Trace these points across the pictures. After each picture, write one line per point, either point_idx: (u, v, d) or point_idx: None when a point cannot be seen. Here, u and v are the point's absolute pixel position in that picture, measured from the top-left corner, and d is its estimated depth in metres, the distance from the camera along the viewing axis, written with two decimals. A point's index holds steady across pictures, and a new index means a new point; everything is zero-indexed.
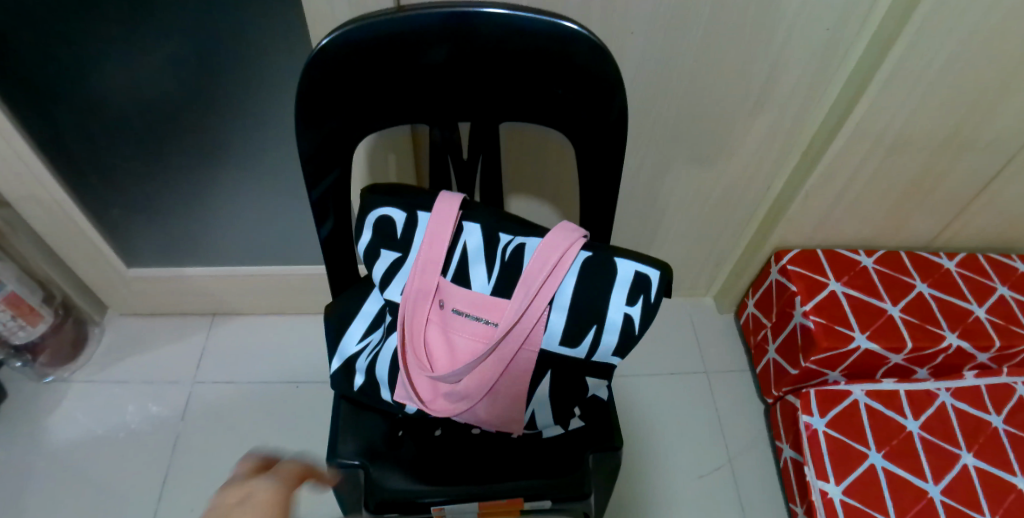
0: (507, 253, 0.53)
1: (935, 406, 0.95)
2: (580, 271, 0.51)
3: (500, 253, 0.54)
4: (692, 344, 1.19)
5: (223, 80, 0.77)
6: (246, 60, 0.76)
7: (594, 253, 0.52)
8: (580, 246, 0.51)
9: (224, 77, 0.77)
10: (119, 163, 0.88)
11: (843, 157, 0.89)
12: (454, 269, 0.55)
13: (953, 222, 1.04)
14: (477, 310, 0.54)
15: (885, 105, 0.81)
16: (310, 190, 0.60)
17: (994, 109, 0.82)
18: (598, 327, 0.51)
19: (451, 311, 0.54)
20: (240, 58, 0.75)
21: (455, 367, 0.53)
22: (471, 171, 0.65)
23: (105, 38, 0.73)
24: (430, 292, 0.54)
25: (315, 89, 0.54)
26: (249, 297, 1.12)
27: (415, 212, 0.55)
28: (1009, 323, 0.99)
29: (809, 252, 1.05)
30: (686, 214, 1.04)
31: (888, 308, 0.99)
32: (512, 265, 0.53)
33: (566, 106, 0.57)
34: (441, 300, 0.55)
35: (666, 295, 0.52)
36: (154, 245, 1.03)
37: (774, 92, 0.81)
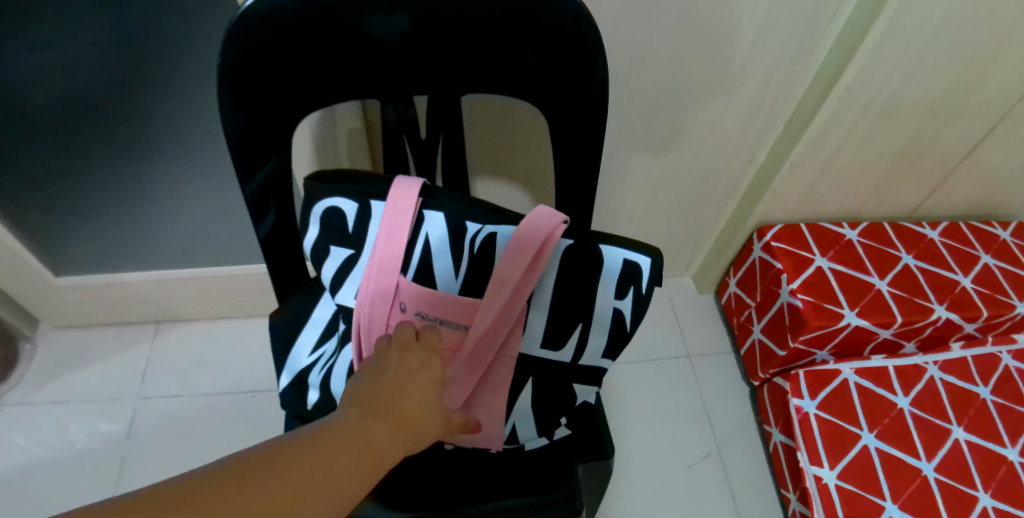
0: (475, 245, 0.47)
1: (924, 380, 0.93)
2: (560, 262, 0.45)
3: (467, 246, 0.47)
4: (673, 328, 1.15)
5: (147, 60, 0.67)
6: (170, 35, 0.66)
7: (576, 241, 0.45)
8: (561, 233, 0.44)
9: (148, 55, 0.67)
10: (34, 163, 0.77)
11: (831, 125, 0.84)
12: (415, 266, 0.49)
13: (936, 191, 1.01)
14: (442, 312, 0.49)
15: (877, 68, 0.76)
16: (244, 184, 0.52)
17: (986, 70, 0.78)
18: (585, 326, 0.47)
19: (414, 315, 0.49)
20: (164, 32, 0.65)
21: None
22: (432, 153, 0.58)
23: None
24: (388, 296, 0.48)
25: (240, 64, 0.46)
26: (196, 301, 1.03)
27: (367, 201, 0.48)
28: (995, 293, 0.96)
29: (793, 228, 1.01)
30: (664, 193, 0.98)
31: (876, 283, 0.95)
32: (482, 258, 0.47)
33: (540, 79, 0.50)
34: (402, 302, 0.49)
35: (659, 284, 0.47)
36: (85, 251, 0.93)
37: (761, 58, 0.75)
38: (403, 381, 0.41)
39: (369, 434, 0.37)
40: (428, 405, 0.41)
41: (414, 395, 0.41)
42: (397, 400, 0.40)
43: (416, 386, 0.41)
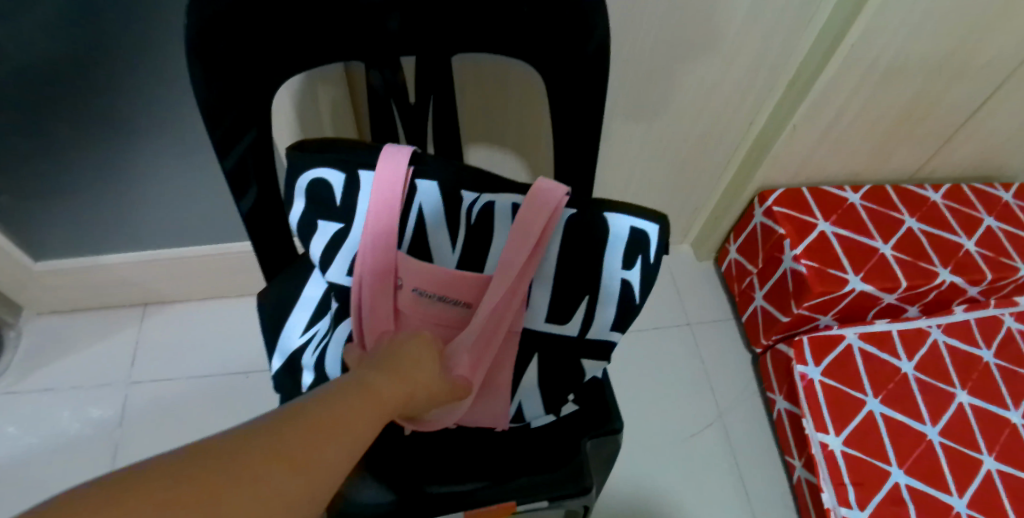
0: (472, 215, 0.45)
1: (927, 344, 0.92)
2: (564, 232, 0.43)
3: (464, 215, 0.45)
4: (673, 297, 1.13)
5: (108, 26, 0.63)
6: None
7: (580, 210, 0.43)
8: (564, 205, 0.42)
9: (110, 20, 0.62)
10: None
11: (837, 85, 0.81)
12: (411, 238, 0.46)
13: (939, 152, 0.99)
14: (442, 290, 0.46)
15: (885, 24, 0.73)
16: (221, 157, 0.49)
17: (998, 24, 0.75)
18: (591, 298, 0.45)
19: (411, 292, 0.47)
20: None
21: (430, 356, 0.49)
22: (422, 120, 0.54)
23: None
24: (389, 274, 0.46)
25: (212, 21, 0.42)
26: (183, 282, 1.01)
27: (356, 171, 0.44)
28: (998, 255, 0.95)
29: (795, 192, 0.98)
30: (662, 157, 0.95)
31: (880, 247, 0.93)
32: (480, 228, 0.45)
33: (536, 36, 0.47)
34: (399, 279, 0.47)
35: (666, 252, 0.45)
36: (60, 233, 0.89)
37: (764, 13, 0.71)
38: (402, 349, 0.41)
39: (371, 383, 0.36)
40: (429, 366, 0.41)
41: (414, 358, 0.41)
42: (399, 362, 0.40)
43: (418, 352, 0.42)
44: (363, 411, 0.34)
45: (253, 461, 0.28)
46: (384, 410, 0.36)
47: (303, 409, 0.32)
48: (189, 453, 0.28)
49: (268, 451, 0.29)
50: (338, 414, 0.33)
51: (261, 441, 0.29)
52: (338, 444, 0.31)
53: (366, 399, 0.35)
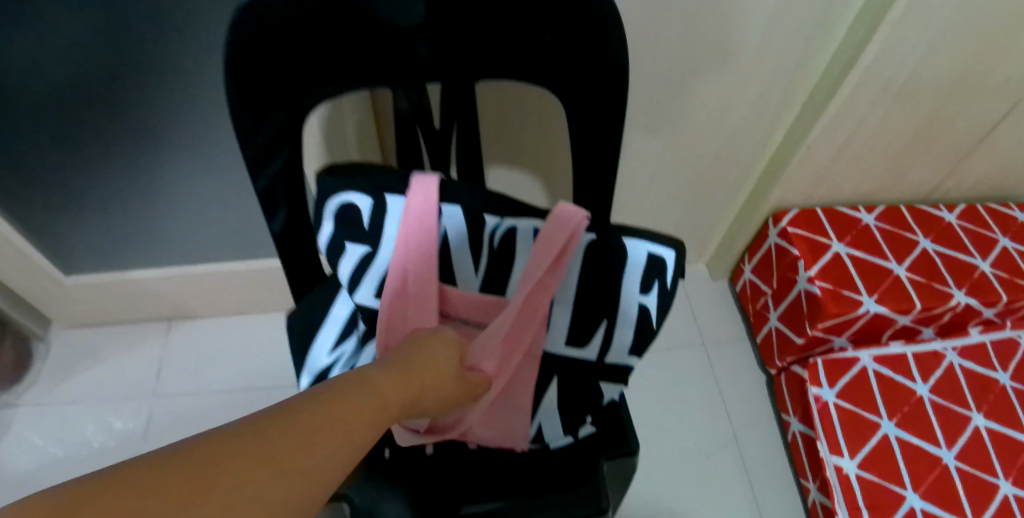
0: (494, 239, 0.46)
1: (943, 367, 0.92)
2: (583, 256, 0.44)
3: (486, 240, 0.47)
4: (687, 316, 1.13)
5: (146, 50, 0.66)
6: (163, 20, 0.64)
7: (598, 236, 0.44)
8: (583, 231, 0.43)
9: (144, 39, 0.65)
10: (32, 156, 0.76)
11: (849, 106, 0.82)
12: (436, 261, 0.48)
13: (953, 172, 0.99)
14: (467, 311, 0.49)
15: (897, 47, 0.74)
16: (255, 179, 0.51)
17: (1008, 46, 0.76)
18: (609, 321, 0.46)
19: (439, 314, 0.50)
20: (162, 19, 0.64)
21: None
22: (445, 144, 0.56)
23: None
24: (417, 301, 0.47)
25: (250, 52, 0.44)
26: (208, 297, 1.03)
27: (383, 195, 0.46)
28: (1014, 276, 0.95)
29: (809, 213, 0.99)
30: (676, 178, 0.97)
31: (895, 268, 0.94)
32: (501, 252, 0.47)
33: (557, 63, 0.49)
34: None
35: (682, 277, 0.46)
36: (91, 248, 0.92)
37: (778, 35, 0.73)
38: (423, 347, 0.39)
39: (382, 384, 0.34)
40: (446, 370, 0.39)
41: (433, 359, 0.39)
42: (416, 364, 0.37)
43: (439, 354, 0.39)
44: (367, 414, 0.32)
45: (235, 464, 0.26)
46: (390, 411, 0.33)
47: (302, 408, 0.30)
48: (167, 460, 0.25)
49: (254, 453, 0.26)
50: (337, 414, 0.30)
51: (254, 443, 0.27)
52: (331, 450, 0.29)
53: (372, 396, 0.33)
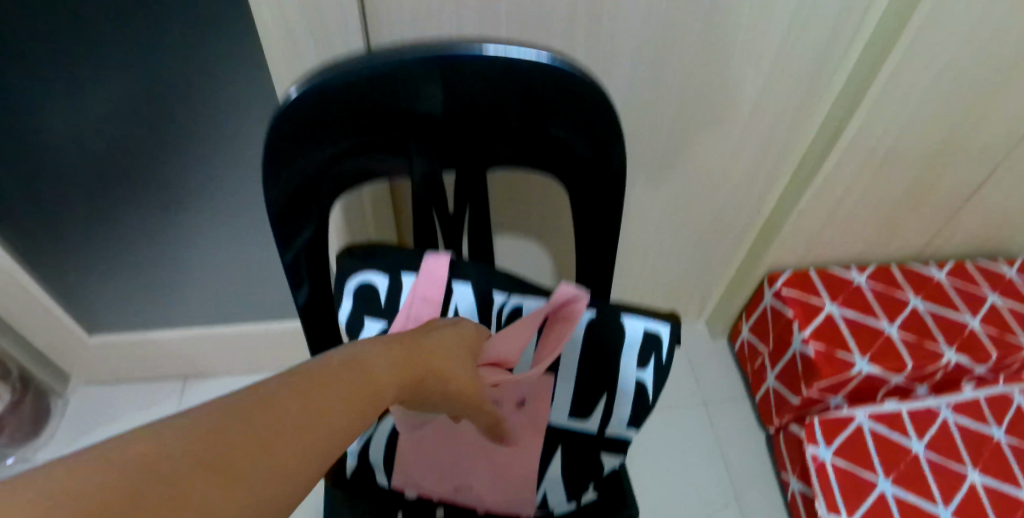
0: (503, 315, 0.51)
1: (937, 423, 0.94)
2: (583, 332, 0.50)
3: (494, 316, 0.51)
4: (687, 375, 1.16)
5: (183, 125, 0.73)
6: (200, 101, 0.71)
7: (598, 312, 0.49)
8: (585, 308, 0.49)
9: (181, 118, 0.72)
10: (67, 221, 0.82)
11: (836, 175, 0.87)
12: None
13: (939, 232, 1.04)
14: None
15: (877, 121, 0.80)
16: (283, 252, 0.56)
17: (981, 117, 0.82)
18: (608, 395, 0.50)
19: None
20: (201, 98, 0.70)
21: (447, 446, 0.53)
22: (460, 224, 0.61)
23: (42, 83, 0.66)
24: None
25: (285, 146, 0.49)
26: (224, 356, 1.07)
27: (399, 275, 0.51)
28: (1004, 333, 0.98)
29: (803, 275, 1.03)
30: (672, 249, 1.00)
31: (886, 328, 0.97)
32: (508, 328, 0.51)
33: (565, 152, 0.53)
34: None
35: (677, 348, 0.51)
36: (115, 307, 0.97)
37: (761, 117, 0.77)
38: (422, 341, 0.40)
39: (376, 372, 0.35)
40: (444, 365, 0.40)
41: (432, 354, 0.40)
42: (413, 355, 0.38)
43: (437, 348, 0.41)
44: (357, 398, 0.33)
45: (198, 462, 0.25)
46: (380, 397, 0.35)
47: (262, 398, 0.29)
48: (82, 461, 0.23)
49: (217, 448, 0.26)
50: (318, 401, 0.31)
51: (194, 440, 0.25)
52: (308, 439, 0.29)
53: (357, 383, 0.33)
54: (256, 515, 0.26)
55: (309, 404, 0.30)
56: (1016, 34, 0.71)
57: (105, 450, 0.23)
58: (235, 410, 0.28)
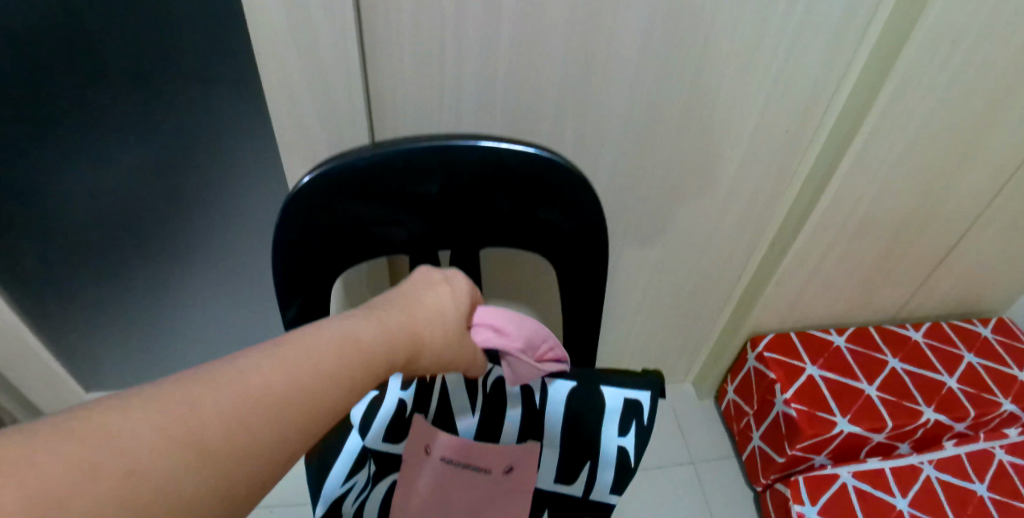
0: (488, 385, 0.55)
1: (921, 480, 0.96)
2: (566, 401, 0.54)
3: (481, 386, 0.55)
4: (675, 435, 1.18)
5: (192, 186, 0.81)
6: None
7: (579, 382, 0.54)
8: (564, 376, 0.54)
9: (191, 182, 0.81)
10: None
11: (811, 245, 0.91)
12: (434, 409, 0.57)
13: (914, 296, 1.08)
14: (465, 455, 0.57)
15: (846, 197, 0.84)
16: (283, 317, 0.59)
17: (944, 192, 0.87)
18: (592, 463, 0.56)
19: (439, 457, 0.57)
20: None
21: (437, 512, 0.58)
22: None
23: None
24: (417, 438, 0.57)
25: (294, 227, 0.53)
26: None
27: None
28: (980, 391, 1.02)
29: (784, 337, 1.07)
30: (659, 315, 1.04)
31: (866, 388, 1.00)
32: (493, 396, 0.55)
33: (553, 231, 0.58)
34: (428, 447, 0.57)
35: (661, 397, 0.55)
36: (111, 365, 1.05)
37: (738, 191, 0.82)
38: (410, 309, 0.44)
39: (368, 341, 0.40)
40: (430, 325, 0.45)
41: (418, 319, 0.44)
42: (402, 323, 0.43)
43: (423, 314, 0.45)
44: (352, 367, 0.38)
45: (168, 437, 0.29)
46: (372, 363, 0.39)
47: (243, 375, 0.33)
48: (54, 440, 0.27)
49: (187, 427, 0.30)
50: (297, 377, 0.35)
51: (171, 415, 0.30)
52: (285, 413, 0.33)
53: (338, 362, 0.37)
54: (234, 474, 0.31)
55: (289, 384, 0.34)
56: (968, 118, 0.77)
57: (80, 425, 0.28)
58: (217, 388, 0.32)
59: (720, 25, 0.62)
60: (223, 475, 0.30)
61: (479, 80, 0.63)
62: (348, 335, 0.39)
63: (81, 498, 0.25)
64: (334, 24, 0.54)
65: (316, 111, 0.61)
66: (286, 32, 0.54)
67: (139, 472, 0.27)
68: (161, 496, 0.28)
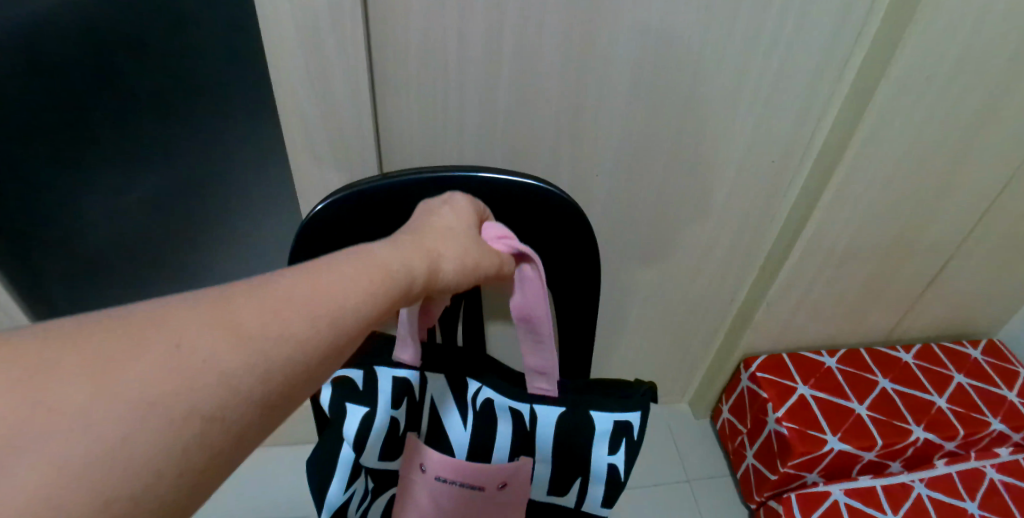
0: (477, 403, 0.58)
1: (912, 497, 0.98)
2: (555, 425, 0.57)
3: (470, 404, 0.58)
4: (672, 454, 1.20)
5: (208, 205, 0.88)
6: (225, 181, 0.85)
7: (569, 408, 0.57)
8: (553, 402, 0.57)
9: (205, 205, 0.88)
10: (97, 289, 0.92)
11: (799, 271, 0.94)
12: (426, 427, 0.60)
13: (904, 318, 1.11)
14: (459, 475, 0.59)
15: (833, 224, 0.88)
16: None
17: (928, 219, 0.91)
18: (583, 478, 0.59)
19: (434, 476, 0.60)
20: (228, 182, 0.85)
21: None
22: (455, 318, 0.68)
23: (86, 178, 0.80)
24: (412, 454, 0.60)
25: (305, 250, 0.57)
26: None
27: (373, 367, 0.57)
28: (970, 411, 1.04)
29: (776, 358, 1.10)
30: (655, 337, 1.07)
31: (856, 407, 1.03)
32: (483, 415, 0.58)
33: (549, 254, 0.62)
34: (423, 465, 0.60)
35: (655, 401, 0.59)
36: None
37: (728, 217, 0.86)
38: (426, 238, 0.43)
39: (389, 262, 0.38)
40: (452, 245, 0.43)
41: (435, 241, 0.43)
42: (420, 245, 0.41)
43: (441, 239, 0.43)
44: (375, 281, 0.37)
45: (199, 326, 0.31)
46: (394, 277, 0.38)
47: (271, 283, 0.34)
48: (100, 331, 0.29)
49: (217, 319, 0.31)
50: (319, 287, 0.35)
51: (203, 310, 0.32)
52: (309, 312, 0.33)
53: (361, 269, 0.37)
54: (265, 363, 0.31)
55: (313, 286, 0.35)
56: (948, 150, 0.81)
57: (123, 318, 0.30)
58: (247, 293, 0.33)
59: (704, 66, 0.66)
60: (257, 359, 0.31)
61: (480, 115, 0.67)
62: (368, 256, 0.38)
63: (124, 367, 0.28)
64: (347, 66, 0.58)
65: (328, 143, 0.65)
66: (303, 73, 0.59)
67: (178, 350, 0.29)
68: (192, 373, 0.29)
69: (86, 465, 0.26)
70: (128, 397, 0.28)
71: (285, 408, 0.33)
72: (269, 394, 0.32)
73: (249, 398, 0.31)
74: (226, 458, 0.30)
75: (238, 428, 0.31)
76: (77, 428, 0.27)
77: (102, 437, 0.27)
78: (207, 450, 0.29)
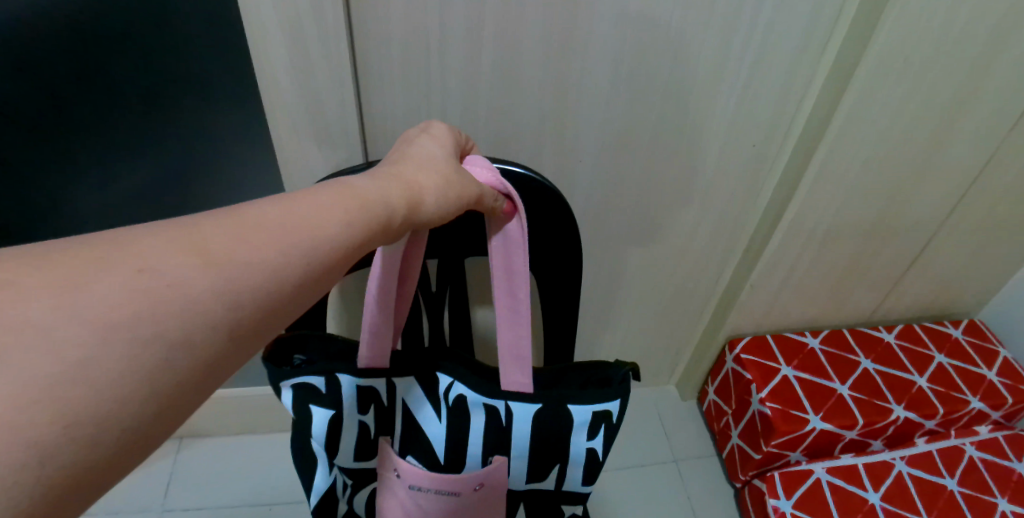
0: (450, 398, 0.59)
1: (892, 475, 1.01)
2: (534, 417, 0.58)
3: (444, 399, 0.59)
4: (660, 435, 1.22)
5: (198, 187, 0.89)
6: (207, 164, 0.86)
7: (545, 404, 0.58)
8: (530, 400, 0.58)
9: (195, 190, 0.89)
10: None
11: (780, 254, 0.96)
12: (399, 428, 0.60)
13: (887, 298, 1.13)
14: (433, 481, 0.60)
15: (814, 206, 0.89)
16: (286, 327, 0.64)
17: (907, 200, 0.92)
18: (562, 464, 0.61)
19: (410, 483, 0.60)
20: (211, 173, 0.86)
21: None
22: (441, 302, 0.69)
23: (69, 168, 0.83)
24: (386, 460, 0.61)
25: None
26: (216, 419, 1.11)
27: (336, 374, 0.58)
28: (949, 390, 1.07)
29: (760, 339, 1.12)
30: (642, 319, 1.08)
31: (838, 387, 1.05)
32: (457, 410, 0.59)
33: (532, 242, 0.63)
34: (398, 472, 0.60)
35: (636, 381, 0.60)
36: None
37: (712, 199, 0.87)
38: (402, 170, 0.41)
39: (365, 194, 0.37)
40: (434, 177, 0.42)
41: (413, 172, 0.41)
42: (396, 177, 0.40)
43: (420, 171, 0.42)
44: (355, 209, 0.36)
45: (168, 250, 0.29)
46: (371, 205, 0.37)
47: (243, 213, 0.33)
48: (66, 253, 0.28)
49: (186, 244, 0.30)
50: (295, 217, 0.34)
51: (170, 237, 0.30)
52: (284, 238, 0.33)
53: (336, 199, 0.36)
54: (240, 290, 0.30)
55: (289, 213, 0.34)
56: (925, 132, 0.82)
57: (89, 241, 0.29)
58: (217, 220, 0.32)
59: (683, 50, 0.67)
60: (229, 284, 0.30)
61: (464, 101, 0.68)
62: (344, 187, 0.37)
63: (94, 285, 0.27)
64: (329, 54, 0.59)
65: (313, 133, 0.66)
66: (286, 60, 0.59)
67: (146, 272, 0.28)
68: (161, 294, 0.28)
69: (53, 378, 0.25)
70: (97, 315, 0.27)
71: (256, 341, 0.32)
72: (242, 323, 0.31)
73: (218, 325, 0.30)
74: (195, 387, 0.29)
75: (209, 355, 0.30)
76: (43, 343, 0.26)
77: (70, 358, 0.26)
78: (176, 376, 0.28)
